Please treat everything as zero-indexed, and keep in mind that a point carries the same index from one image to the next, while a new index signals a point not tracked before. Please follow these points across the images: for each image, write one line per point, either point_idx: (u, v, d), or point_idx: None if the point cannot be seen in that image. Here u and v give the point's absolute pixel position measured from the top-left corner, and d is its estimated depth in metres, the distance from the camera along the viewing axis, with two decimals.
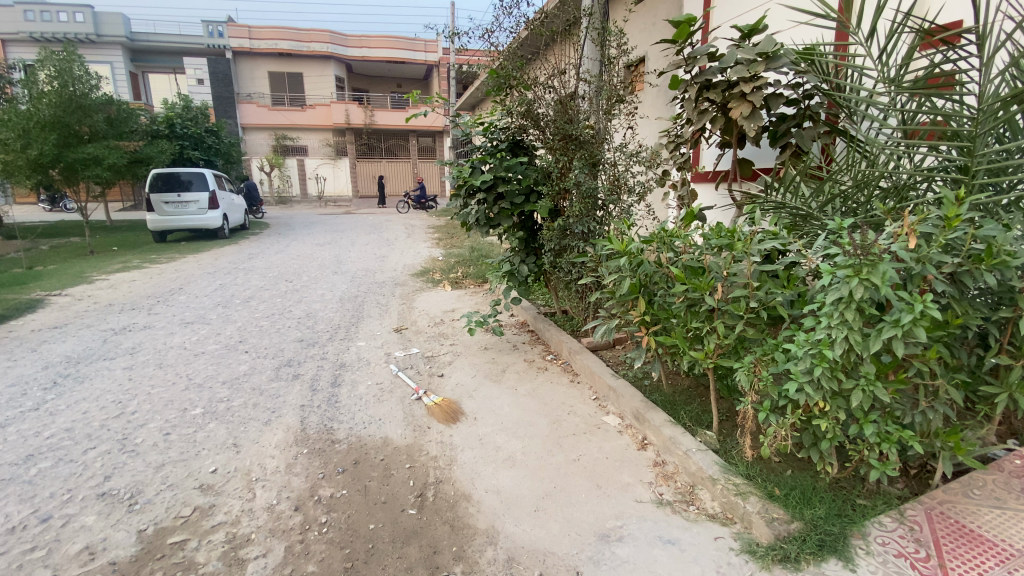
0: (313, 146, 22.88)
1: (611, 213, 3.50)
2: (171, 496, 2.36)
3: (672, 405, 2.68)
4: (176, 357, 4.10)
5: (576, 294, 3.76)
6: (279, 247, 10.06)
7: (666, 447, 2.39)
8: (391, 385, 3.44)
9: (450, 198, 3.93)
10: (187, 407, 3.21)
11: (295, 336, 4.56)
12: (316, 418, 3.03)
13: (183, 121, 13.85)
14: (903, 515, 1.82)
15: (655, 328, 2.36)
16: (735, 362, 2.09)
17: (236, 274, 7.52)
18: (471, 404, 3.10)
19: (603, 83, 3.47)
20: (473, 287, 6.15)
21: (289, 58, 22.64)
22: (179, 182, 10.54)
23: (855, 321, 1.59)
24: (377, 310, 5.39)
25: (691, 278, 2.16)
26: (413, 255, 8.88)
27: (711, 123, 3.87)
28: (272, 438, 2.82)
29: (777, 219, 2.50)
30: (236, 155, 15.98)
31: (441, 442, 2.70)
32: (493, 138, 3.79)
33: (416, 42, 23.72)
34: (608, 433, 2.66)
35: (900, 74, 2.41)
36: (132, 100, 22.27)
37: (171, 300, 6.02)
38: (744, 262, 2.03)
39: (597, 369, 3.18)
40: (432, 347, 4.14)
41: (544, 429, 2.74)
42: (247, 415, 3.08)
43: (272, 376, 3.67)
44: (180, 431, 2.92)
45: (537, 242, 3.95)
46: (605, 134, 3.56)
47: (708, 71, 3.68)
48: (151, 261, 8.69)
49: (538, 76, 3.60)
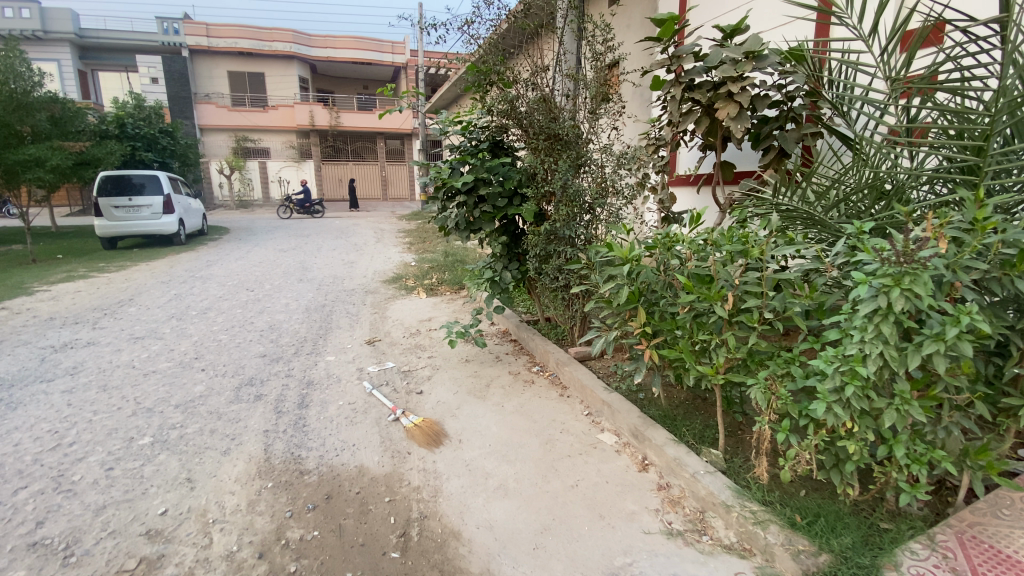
0: (276, 148, 22.08)
1: (599, 216, 3.32)
2: (112, 545, 2.03)
3: (671, 421, 2.51)
4: (124, 377, 3.71)
5: (562, 301, 3.57)
6: (239, 253, 9.53)
7: (670, 469, 2.22)
8: (365, 405, 3.16)
9: (427, 201, 3.71)
10: (134, 436, 2.86)
11: (258, 351, 4.22)
12: (282, 446, 2.73)
13: (136, 121, 13.08)
14: (934, 542, 1.69)
15: (657, 341, 2.16)
16: (747, 377, 1.93)
17: (193, 283, 7.04)
18: (454, 424, 2.86)
19: (588, 80, 3.29)
20: (449, 294, 5.90)
21: (250, 57, 21.85)
22: (131, 185, 9.90)
23: (893, 335, 1.44)
24: (347, 321, 5.07)
25: (699, 287, 1.97)
26: (384, 261, 8.55)
27: (696, 124, 3.75)
28: (231, 471, 2.51)
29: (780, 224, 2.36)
30: (194, 157, 15.21)
31: (424, 470, 2.45)
32: (473, 138, 3.61)
33: (383, 43, 23.33)
34: (605, 453, 2.48)
35: (903, 73, 2.33)
36: (80, 99, 21.02)
37: (120, 313, 5.54)
38: (755, 269, 1.87)
39: (588, 381, 3.00)
40: (409, 360, 3.89)
41: (536, 451, 2.52)
42: (203, 444, 2.75)
43: (232, 398, 3.33)
44: (125, 465, 2.58)
45: (521, 248, 3.76)
46: (590, 136, 3.41)
47: (693, 71, 3.56)
48: (100, 270, 8.08)
49: (520, 72, 3.41)
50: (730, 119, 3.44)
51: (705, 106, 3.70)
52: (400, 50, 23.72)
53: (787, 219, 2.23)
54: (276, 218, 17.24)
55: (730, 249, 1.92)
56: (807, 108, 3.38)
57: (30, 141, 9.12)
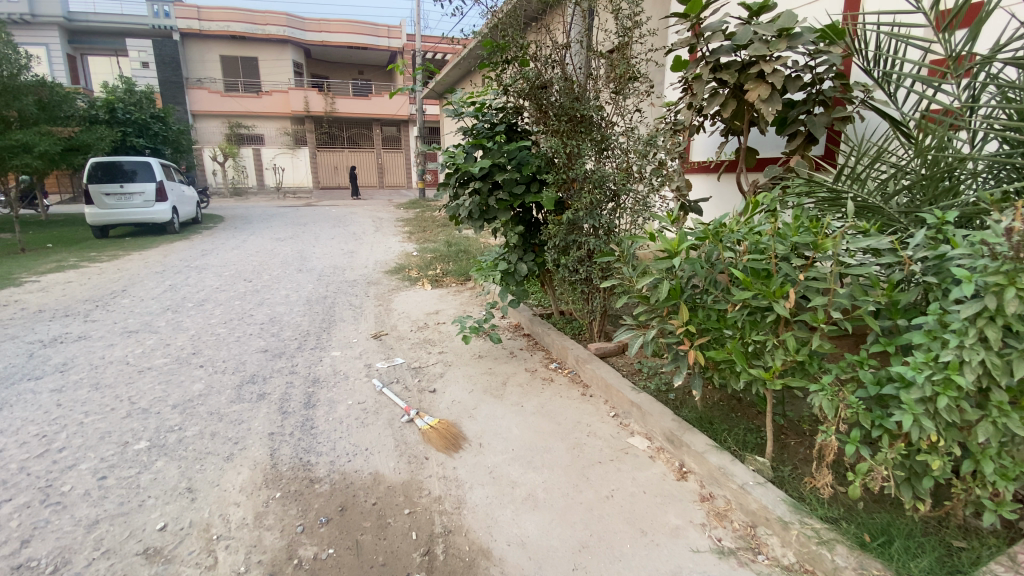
0: (271, 135, 21.64)
1: (623, 204, 3.11)
2: (106, 566, 1.85)
3: (709, 424, 2.34)
4: (117, 375, 3.50)
5: (581, 295, 3.38)
6: (235, 242, 9.27)
7: (713, 479, 2.05)
8: (376, 405, 2.97)
9: (439, 187, 3.52)
10: (128, 440, 2.66)
11: (259, 346, 4.02)
12: (289, 451, 2.54)
13: (126, 105, 12.69)
14: (1017, 563, 1.50)
15: (704, 340, 1.98)
16: (807, 382, 1.76)
17: (188, 273, 6.80)
18: (473, 426, 2.68)
19: (614, 58, 3.07)
20: (455, 286, 5.70)
21: (242, 41, 21.33)
22: (123, 172, 9.59)
23: (999, 341, 1.32)
24: (351, 313, 4.87)
25: (757, 283, 1.78)
26: (384, 251, 8.32)
27: (721, 107, 3.48)
28: (235, 479, 2.33)
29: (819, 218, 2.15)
30: (187, 143, 14.82)
31: (444, 479, 2.27)
32: (488, 120, 3.40)
33: (379, 27, 22.88)
34: (638, 459, 2.30)
35: (967, 51, 2.12)
36: (69, 84, 20.46)
37: (112, 305, 5.32)
38: (823, 263, 1.68)
39: (613, 381, 2.81)
40: (419, 356, 3.71)
41: (564, 456, 2.35)
42: (204, 449, 2.57)
43: (233, 397, 3.14)
44: (119, 473, 2.39)
45: (537, 239, 3.57)
46: (614, 118, 3.16)
47: (720, 50, 3.29)
48: (91, 260, 7.83)
49: (540, 48, 3.17)
50: (761, 101, 3.20)
51: (732, 88, 3.44)
52: (396, 35, 23.26)
53: (836, 208, 2.05)
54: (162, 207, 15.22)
55: (792, 241, 1.72)
56: (839, 90, 3.16)
57: (16, 126, 8.79)
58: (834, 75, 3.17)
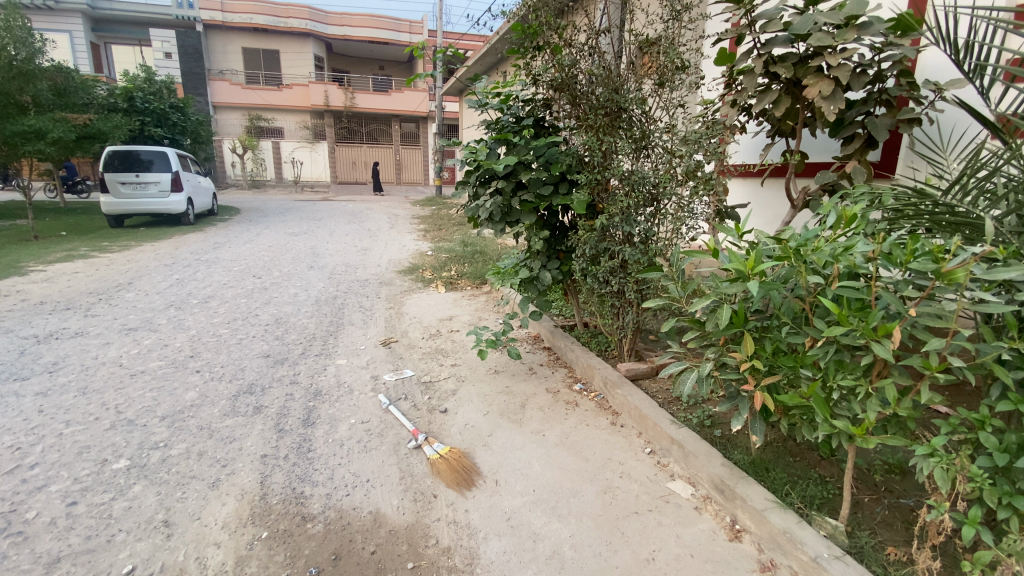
0: (290, 128, 21.63)
1: (664, 209, 2.74)
2: None
3: (767, 472, 2.01)
4: (107, 378, 3.26)
5: (611, 310, 3.05)
6: (249, 235, 9.12)
7: (776, 543, 1.72)
8: (381, 426, 2.67)
9: (458, 186, 3.21)
10: (107, 457, 2.40)
11: (260, 350, 3.76)
12: (282, 478, 2.26)
13: (145, 95, 12.61)
14: None
15: (772, 379, 1.65)
16: (907, 441, 1.43)
17: (197, 266, 6.62)
18: (488, 458, 2.37)
19: (660, 45, 2.70)
20: (470, 289, 5.41)
21: (264, 33, 21.32)
22: (139, 161, 9.49)
23: None
24: (360, 316, 4.59)
25: (853, 318, 1.43)
26: (398, 249, 8.08)
27: (773, 105, 3.03)
28: (218, 513, 2.04)
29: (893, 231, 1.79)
30: (206, 134, 14.76)
31: (454, 524, 1.96)
32: (514, 112, 3.09)
33: (400, 22, 22.78)
34: (681, 511, 1.98)
35: None
36: (93, 72, 20.60)
37: (116, 299, 5.12)
38: (941, 295, 1.33)
39: (649, 410, 2.48)
40: (430, 368, 3.41)
41: (594, 503, 2.03)
42: (187, 473, 2.29)
43: (227, 409, 2.87)
44: (92, 499, 2.12)
45: (563, 245, 3.26)
46: (656, 112, 2.80)
47: (775, 41, 2.84)
48: (102, 249, 7.70)
49: (576, 32, 2.85)
50: (821, 98, 2.75)
51: (786, 83, 3.00)
52: (417, 30, 23.12)
53: (928, 223, 1.70)
54: (61, 201, 13.03)
55: (904, 267, 1.37)
56: (904, 88, 2.74)
57: (32, 112, 8.71)
58: (899, 73, 2.76)
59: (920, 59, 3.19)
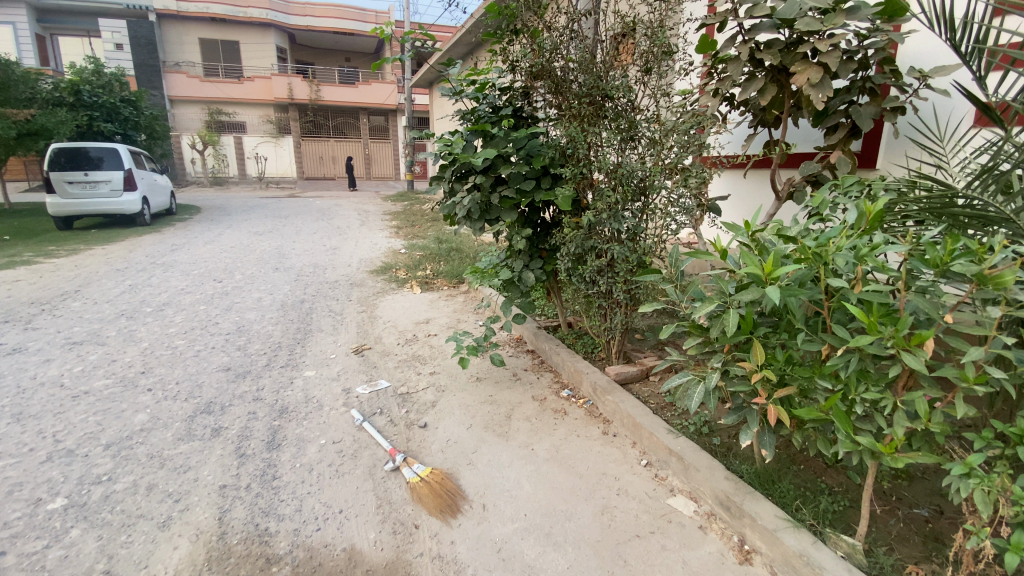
0: (253, 122, 20.79)
1: (654, 204, 2.57)
2: None
3: (776, 483, 1.87)
4: (45, 401, 2.93)
5: (599, 312, 2.91)
6: (210, 236, 8.63)
7: (790, 566, 1.60)
8: (354, 446, 2.45)
9: (433, 181, 2.99)
10: (41, 497, 2.11)
11: (220, 363, 3.46)
12: (243, 513, 2.02)
13: (93, 87, 11.82)
14: None
15: (786, 391, 1.51)
16: (937, 457, 1.31)
17: (153, 271, 6.19)
18: (474, 479, 2.17)
19: (647, 26, 2.52)
20: (447, 289, 5.18)
21: (222, 23, 20.38)
22: (88, 159, 8.87)
23: None
24: (330, 322, 4.31)
25: (883, 327, 1.29)
26: (370, 247, 7.75)
27: (759, 93, 2.88)
28: (168, 559, 1.80)
29: (899, 224, 1.69)
30: (162, 130, 13.99)
31: (439, 560, 1.77)
32: (492, 101, 2.91)
33: (366, 12, 22.10)
34: (686, 531, 1.83)
35: None
36: (36, 65, 19.35)
37: (60, 309, 4.69)
38: (982, 302, 1.20)
39: (644, 418, 2.34)
40: (406, 377, 3.19)
41: (591, 528, 1.86)
42: (134, 512, 2.03)
43: (181, 433, 2.60)
44: (19, 549, 1.84)
45: (546, 243, 3.06)
46: (643, 101, 2.63)
47: (761, 27, 2.66)
48: (48, 254, 7.15)
49: (556, 14, 2.66)
50: (810, 86, 2.59)
51: (772, 70, 2.83)
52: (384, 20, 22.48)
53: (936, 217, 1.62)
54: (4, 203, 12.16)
55: (940, 269, 1.24)
56: (889, 76, 2.61)
57: None
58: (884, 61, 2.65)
59: (902, 47, 3.10)
